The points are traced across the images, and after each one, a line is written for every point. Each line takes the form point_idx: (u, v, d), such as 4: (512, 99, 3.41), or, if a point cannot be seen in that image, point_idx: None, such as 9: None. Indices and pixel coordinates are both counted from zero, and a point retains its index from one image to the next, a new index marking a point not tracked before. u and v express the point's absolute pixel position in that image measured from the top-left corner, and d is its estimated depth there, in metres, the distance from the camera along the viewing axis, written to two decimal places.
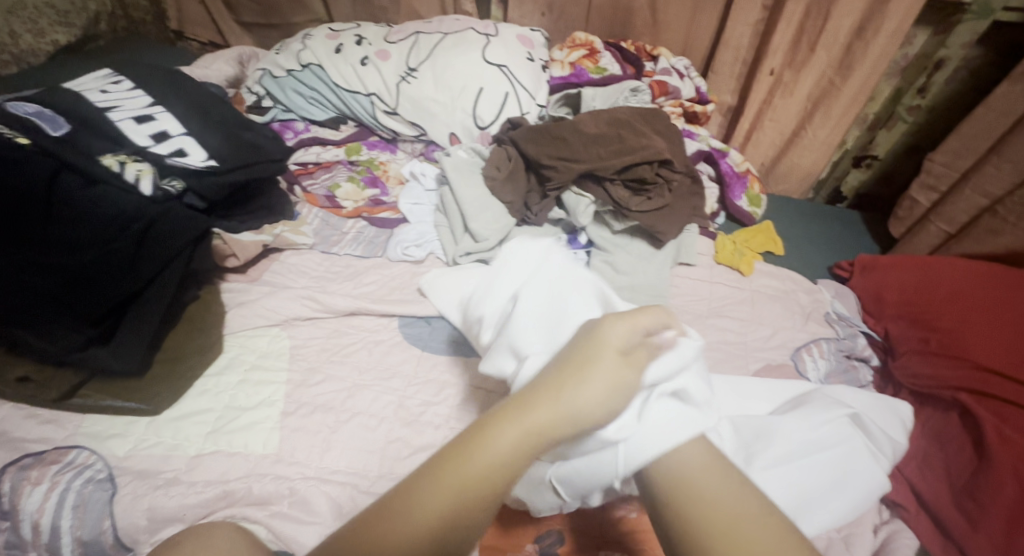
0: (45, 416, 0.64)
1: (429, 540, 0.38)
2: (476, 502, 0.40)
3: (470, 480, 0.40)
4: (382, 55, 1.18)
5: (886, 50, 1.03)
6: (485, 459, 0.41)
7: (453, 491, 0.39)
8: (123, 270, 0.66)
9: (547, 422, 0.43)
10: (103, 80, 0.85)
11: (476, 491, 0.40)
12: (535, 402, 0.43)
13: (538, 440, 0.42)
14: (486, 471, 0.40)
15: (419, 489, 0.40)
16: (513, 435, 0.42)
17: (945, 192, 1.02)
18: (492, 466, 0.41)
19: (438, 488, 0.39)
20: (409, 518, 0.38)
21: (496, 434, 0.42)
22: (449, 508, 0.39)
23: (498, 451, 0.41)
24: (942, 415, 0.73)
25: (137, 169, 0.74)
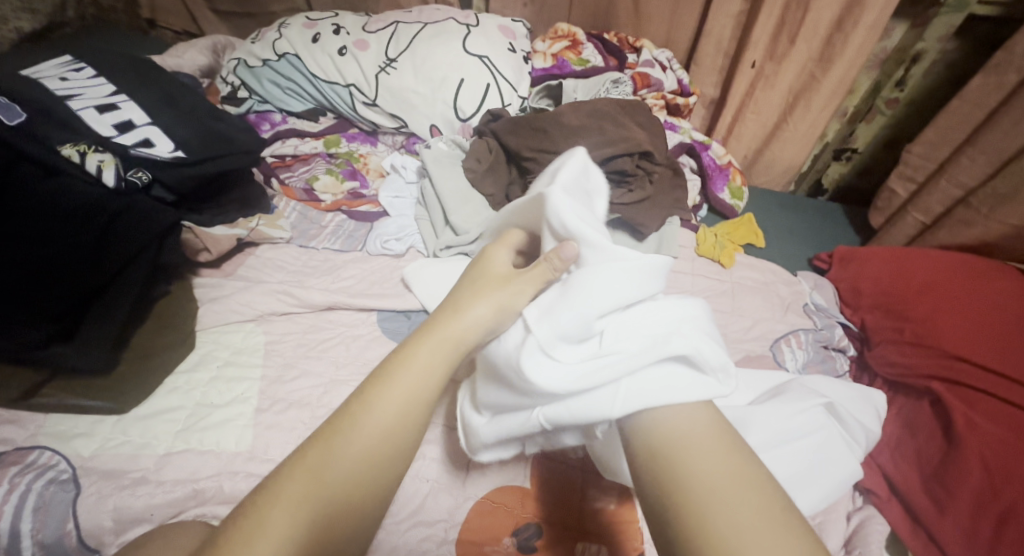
0: (6, 416, 0.62)
1: (372, 452, 0.42)
2: (396, 431, 0.43)
3: (386, 413, 0.43)
4: (361, 45, 1.16)
5: (865, 43, 1.04)
6: (398, 386, 0.44)
7: (379, 416, 0.43)
8: (85, 264, 0.64)
9: (456, 336, 0.48)
10: (63, 68, 0.82)
11: (405, 404, 0.44)
12: (440, 321, 0.49)
13: (451, 354, 0.48)
14: (401, 404, 0.44)
15: (348, 422, 0.42)
16: (429, 351, 0.47)
17: (921, 183, 1.03)
18: (408, 398, 0.44)
19: (352, 427, 0.42)
20: (349, 444, 0.41)
21: (411, 357, 0.46)
22: (382, 426, 0.42)
23: (417, 368, 0.45)
24: (915, 403, 0.74)
25: (98, 159, 0.71)
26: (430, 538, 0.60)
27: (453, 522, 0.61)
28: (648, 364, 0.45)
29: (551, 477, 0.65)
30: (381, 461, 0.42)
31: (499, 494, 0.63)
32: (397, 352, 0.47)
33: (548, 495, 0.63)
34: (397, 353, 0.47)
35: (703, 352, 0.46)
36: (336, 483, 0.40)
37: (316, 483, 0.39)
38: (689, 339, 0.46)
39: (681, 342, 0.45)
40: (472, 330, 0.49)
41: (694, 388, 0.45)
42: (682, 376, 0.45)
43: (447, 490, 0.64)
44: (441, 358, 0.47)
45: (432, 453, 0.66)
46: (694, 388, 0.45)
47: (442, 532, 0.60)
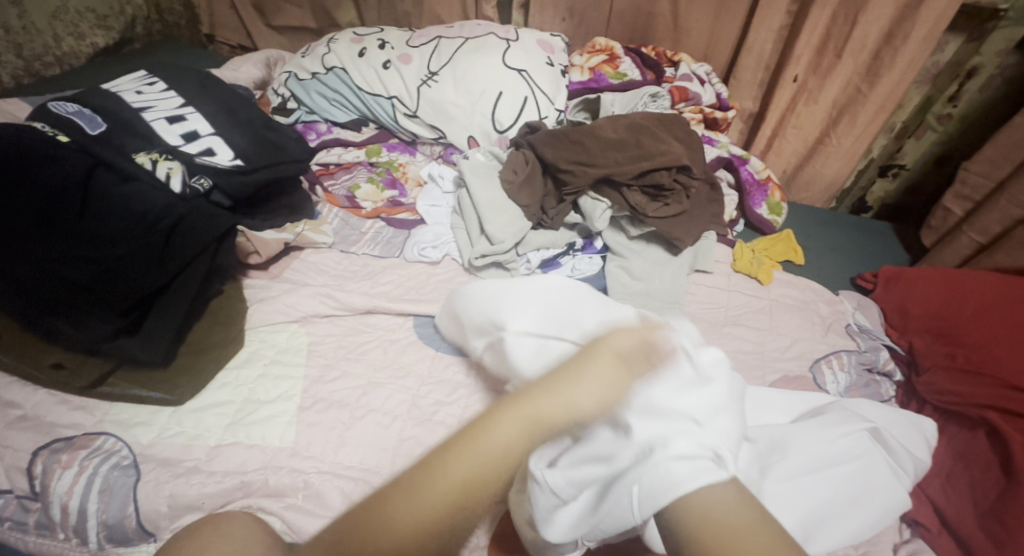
0: (75, 402, 0.66)
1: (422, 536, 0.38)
2: (464, 491, 0.40)
3: (458, 477, 0.40)
4: (405, 59, 1.20)
5: (915, 58, 1.01)
6: (478, 450, 0.41)
7: (443, 485, 0.39)
8: (150, 265, 0.68)
9: (542, 413, 0.43)
10: (139, 82, 0.88)
11: (466, 488, 0.40)
12: (532, 392, 0.44)
13: (531, 433, 0.43)
14: (476, 467, 0.40)
15: (411, 494, 0.39)
16: (508, 428, 0.42)
17: (979, 202, 1.00)
18: (482, 463, 0.41)
19: (421, 478, 0.40)
20: (388, 518, 0.38)
21: (489, 432, 0.42)
22: (436, 502, 0.39)
23: (493, 441, 0.41)
24: (967, 433, 0.71)
25: (168, 167, 0.77)
26: (462, 543, 0.61)
27: (485, 529, 0.62)
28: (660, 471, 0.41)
29: None
30: (429, 542, 0.39)
31: None
32: (477, 422, 0.43)
33: None
34: (478, 423, 0.43)
35: (713, 444, 0.41)
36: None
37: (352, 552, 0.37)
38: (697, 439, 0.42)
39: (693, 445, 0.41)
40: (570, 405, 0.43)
41: (690, 473, 0.39)
42: (697, 461, 0.41)
43: None
44: (519, 433, 0.42)
45: None
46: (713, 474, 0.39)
47: (474, 539, 0.61)
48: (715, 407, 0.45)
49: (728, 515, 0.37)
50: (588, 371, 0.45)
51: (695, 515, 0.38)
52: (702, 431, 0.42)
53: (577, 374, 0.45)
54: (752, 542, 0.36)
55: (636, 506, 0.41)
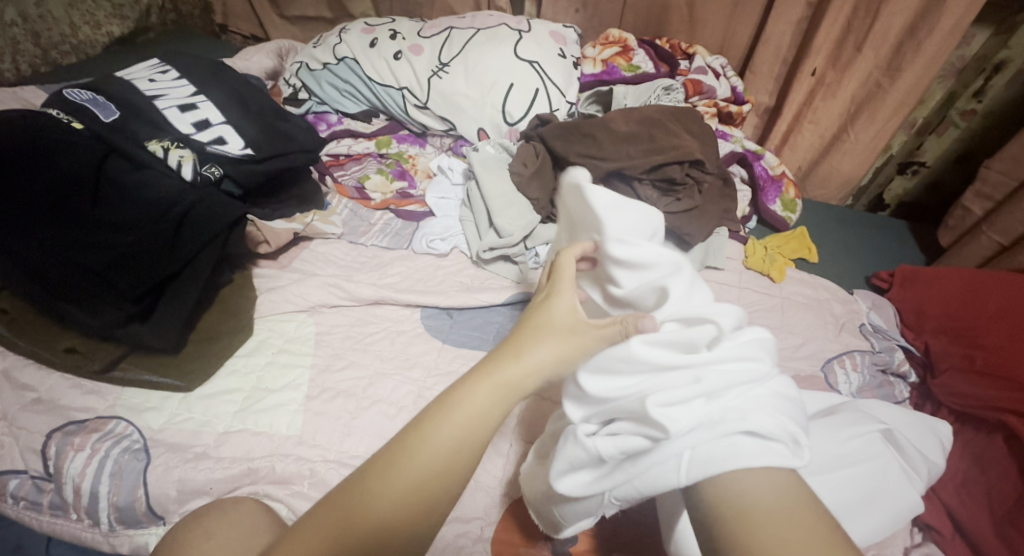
0: (88, 386, 0.67)
1: (411, 495, 0.38)
2: (443, 467, 0.39)
3: (432, 453, 0.39)
4: (415, 50, 1.19)
5: (938, 52, 0.98)
6: (451, 424, 0.40)
7: (419, 462, 0.38)
8: (162, 252, 0.69)
9: (513, 378, 0.42)
10: (152, 70, 0.89)
11: (441, 459, 0.39)
12: (498, 359, 0.43)
13: (508, 399, 0.42)
14: (449, 443, 0.39)
15: (386, 467, 0.39)
16: (483, 395, 0.41)
17: (1000, 201, 0.97)
18: (456, 436, 0.39)
19: (397, 460, 0.39)
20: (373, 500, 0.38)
21: (459, 402, 0.40)
22: (414, 478, 0.38)
23: (465, 414, 0.40)
24: (985, 437, 0.69)
25: (179, 155, 0.77)
26: (466, 534, 0.61)
27: (489, 521, 0.62)
28: (715, 440, 0.39)
29: None
30: (416, 510, 0.38)
31: None
32: (449, 391, 0.42)
33: None
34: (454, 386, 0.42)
35: (769, 422, 0.38)
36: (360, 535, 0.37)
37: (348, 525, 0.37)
38: (753, 413, 0.39)
39: (750, 420, 0.38)
40: (531, 376, 0.43)
41: (754, 454, 0.38)
42: (744, 446, 0.38)
43: (485, 489, 0.64)
44: (490, 400, 0.41)
45: None
46: (762, 455, 0.38)
47: (478, 530, 0.61)
48: (778, 401, 0.41)
49: (760, 494, 0.36)
50: (557, 335, 0.44)
51: (733, 499, 0.36)
52: (758, 409, 0.39)
53: (545, 336, 0.44)
54: (784, 530, 0.34)
55: (684, 474, 0.39)
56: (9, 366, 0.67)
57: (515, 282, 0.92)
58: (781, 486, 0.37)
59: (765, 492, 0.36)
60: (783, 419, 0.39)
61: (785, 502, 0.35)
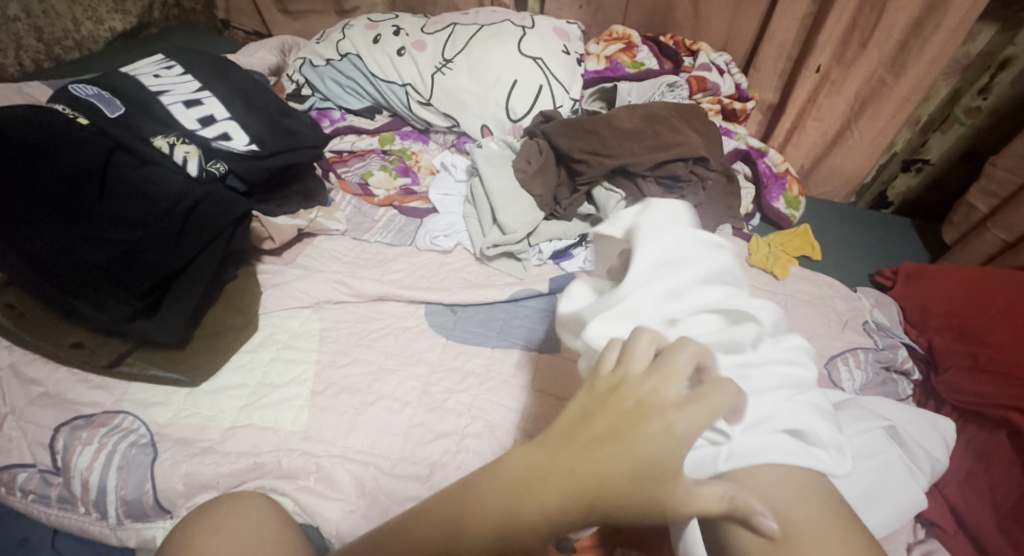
0: (95, 381, 0.68)
1: None
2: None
3: (474, 538, 0.34)
4: (419, 46, 1.19)
5: (944, 49, 0.98)
6: (502, 511, 0.34)
7: (457, 545, 0.34)
8: (167, 248, 0.69)
9: (583, 487, 0.32)
10: (157, 65, 0.89)
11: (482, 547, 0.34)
12: (579, 447, 0.34)
13: (575, 516, 0.32)
14: (494, 532, 0.34)
15: (431, 527, 0.36)
16: (544, 498, 0.33)
17: (1006, 198, 0.97)
18: (501, 529, 0.34)
19: (444, 530, 0.35)
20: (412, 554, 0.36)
21: (519, 494, 0.34)
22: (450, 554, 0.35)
23: (517, 509, 0.33)
24: (988, 434, 0.69)
25: (185, 150, 0.78)
26: None
27: None
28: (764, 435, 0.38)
29: None
30: None
31: None
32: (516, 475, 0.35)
33: None
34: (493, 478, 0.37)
35: (809, 425, 0.39)
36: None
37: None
38: (796, 411, 0.39)
39: (790, 416, 0.39)
40: (600, 490, 0.32)
41: (788, 451, 0.37)
42: (789, 447, 0.37)
43: None
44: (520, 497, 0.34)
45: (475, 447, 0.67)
46: (803, 457, 0.38)
47: None
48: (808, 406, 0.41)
49: (768, 493, 0.36)
50: (641, 443, 0.32)
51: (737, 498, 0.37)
52: (800, 408, 0.40)
53: (627, 437, 0.33)
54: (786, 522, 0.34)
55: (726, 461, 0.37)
56: (17, 361, 0.67)
57: (518, 279, 0.93)
58: (796, 486, 0.36)
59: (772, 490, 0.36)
60: (819, 424, 0.40)
61: (797, 496, 0.36)
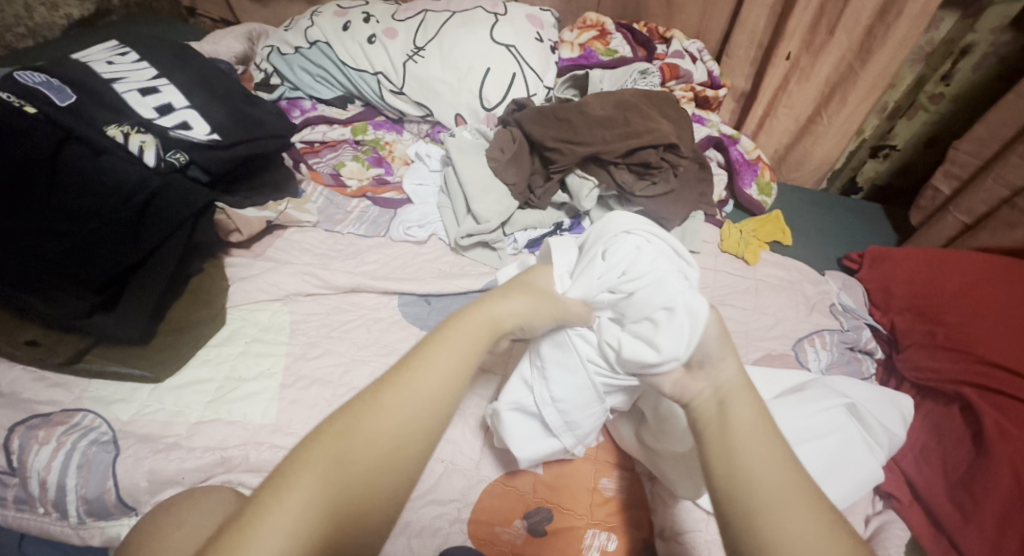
0: (53, 379, 0.66)
1: (408, 427, 0.40)
2: (439, 400, 0.42)
3: (429, 384, 0.42)
4: (390, 33, 1.17)
5: (908, 35, 1.00)
6: (446, 354, 0.44)
7: (414, 402, 0.40)
8: (124, 241, 0.67)
9: (500, 316, 0.48)
10: (110, 52, 0.85)
11: (441, 387, 0.42)
12: (489, 300, 0.49)
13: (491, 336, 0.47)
14: (445, 373, 0.43)
15: (378, 396, 0.40)
16: (468, 329, 0.46)
17: (967, 181, 1.00)
18: (449, 369, 0.43)
19: (390, 396, 0.40)
20: (361, 437, 0.38)
21: (440, 346, 0.44)
22: (414, 407, 0.40)
23: (453, 348, 0.44)
24: (942, 408, 0.72)
25: (140, 140, 0.75)
26: (443, 516, 0.61)
27: (466, 503, 0.62)
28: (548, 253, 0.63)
29: (561, 463, 0.65)
30: (407, 443, 0.39)
31: (512, 478, 0.64)
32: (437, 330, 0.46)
33: (562, 483, 0.64)
34: (407, 359, 0.44)
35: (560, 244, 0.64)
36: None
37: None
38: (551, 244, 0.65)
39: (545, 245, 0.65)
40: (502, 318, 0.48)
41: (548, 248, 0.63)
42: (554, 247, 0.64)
43: (461, 471, 0.65)
44: (461, 359, 0.44)
45: (447, 435, 0.67)
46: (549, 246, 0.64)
47: (455, 512, 0.61)
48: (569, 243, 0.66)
49: (767, 481, 0.39)
50: (533, 291, 0.51)
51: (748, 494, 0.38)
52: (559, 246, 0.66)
53: (523, 290, 0.51)
54: (780, 488, 0.38)
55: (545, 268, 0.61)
56: None
57: (493, 268, 0.93)
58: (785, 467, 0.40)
59: (770, 471, 0.39)
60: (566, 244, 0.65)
61: (780, 468, 0.40)
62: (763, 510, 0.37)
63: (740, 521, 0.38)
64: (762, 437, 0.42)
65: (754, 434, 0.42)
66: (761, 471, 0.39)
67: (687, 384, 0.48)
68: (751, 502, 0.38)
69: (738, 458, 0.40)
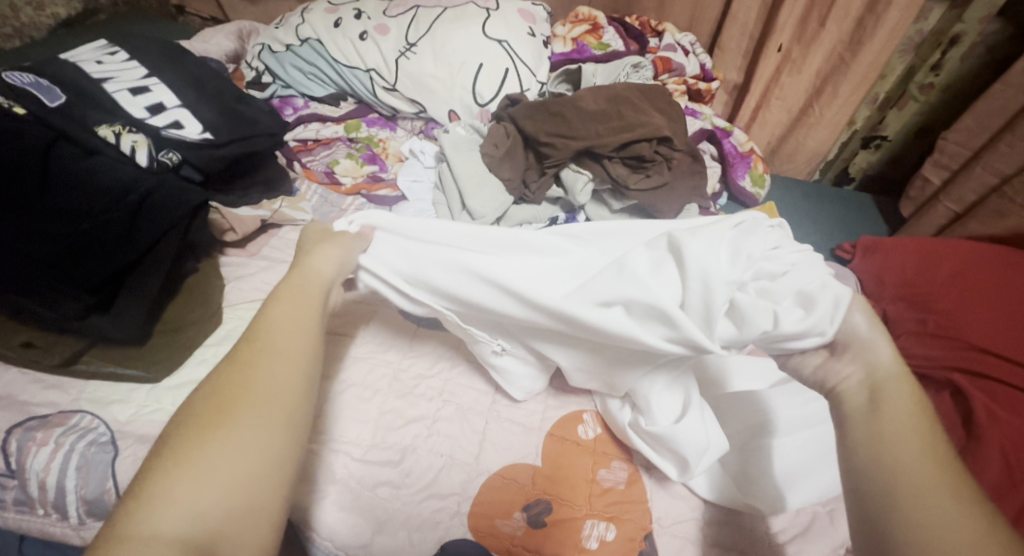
0: (49, 381, 0.66)
1: (280, 371, 0.42)
2: (304, 340, 0.45)
3: (286, 330, 0.45)
4: (382, 30, 1.16)
5: (898, 26, 1.00)
6: (287, 304, 0.47)
7: (284, 350, 0.44)
8: (118, 241, 0.67)
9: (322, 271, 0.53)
10: (99, 51, 0.85)
11: (296, 331, 0.46)
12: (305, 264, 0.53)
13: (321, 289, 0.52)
14: (296, 320, 0.46)
15: (242, 361, 0.42)
16: (298, 287, 0.50)
17: (957, 170, 1.00)
18: (296, 316, 0.47)
19: (252, 357, 0.42)
20: (242, 392, 0.40)
21: (279, 303, 0.47)
22: (282, 352, 0.43)
23: (291, 300, 0.48)
24: (933, 394, 0.72)
25: (132, 140, 0.75)
26: (443, 509, 0.61)
27: (466, 496, 0.62)
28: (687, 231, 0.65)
29: (559, 455, 0.66)
30: (290, 384, 0.42)
31: (512, 471, 0.64)
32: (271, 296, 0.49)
33: (560, 475, 0.64)
34: (251, 330, 0.45)
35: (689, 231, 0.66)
36: (228, 539, 0.34)
37: (213, 527, 0.34)
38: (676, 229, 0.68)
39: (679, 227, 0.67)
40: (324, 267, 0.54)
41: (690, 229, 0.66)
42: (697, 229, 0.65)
43: (460, 464, 0.65)
44: (302, 306, 0.48)
45: (446, 430, 0.67)
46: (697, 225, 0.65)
47: (455, 505, 0.62)
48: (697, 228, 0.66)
49: (908, 452, 0.39)
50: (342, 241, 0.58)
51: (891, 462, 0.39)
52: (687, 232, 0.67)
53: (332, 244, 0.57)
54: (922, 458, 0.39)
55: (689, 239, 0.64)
56: None
57: None
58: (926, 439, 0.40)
59: (912, 441, 0.40)
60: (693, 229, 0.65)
61: (921, 440, 0.40)
62: (904, 472, 0.38)
63: (880, 483, 0.38)
64: (912, 432, 0.40)
65: (903, 433, 0.40)
66: (905, 442, 0.40)
67: (835, 366, 0.49)
68: (891, 469, 0.38)
69: (885, 433, 0.41)
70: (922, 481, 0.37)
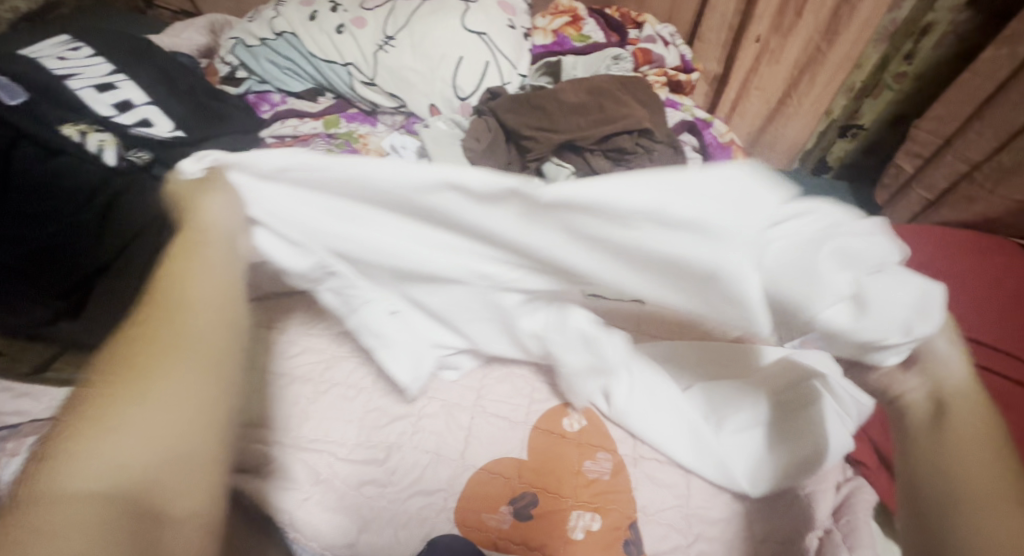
0: (21, 389, 0.64)
1: (197, 331, 0.37)
2: (223, 299, 0.39)
3: (203, 285, 0.39)
4: (359, 23, 1.14)
5: (871, 16, 1.01)
6: (202, 260, 0.40)
7: (197, 312, 0.37)
8: (86, 245, 0.66)
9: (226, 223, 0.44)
10: (61, 47, 0.82)
11: (210, 291, 0.39)
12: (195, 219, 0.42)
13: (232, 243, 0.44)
14: (210, 278, 0.39)
15: (148, 328, 0.36)
16: (210, 241, 0.42)
17: (929, 158, 1.02)
18: (209, 274, 0.40)
19: (163, 317, 0.36)
20: (149, 360, 0.34)
21: (189, 259, 0.40)
22: (193, 311, 0.37)
23: (205, 256, 0.40)
24: None
25: (99, 139, 0.73)
26: (429, 505, 0.62)
27: (452, 492, 0.63)
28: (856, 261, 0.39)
29: (545, 448, 0.66)
30: (214, 344, 0.37)
31: (497, 465, 0.64)
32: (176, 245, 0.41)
33: (545, 468, 0.64)
34: (153, 292, 0.38)
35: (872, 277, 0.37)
36: (165, 493, 0.31)
37: (140, 492, 0.31)
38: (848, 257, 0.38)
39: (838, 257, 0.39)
40: (220, 218, 0.43)
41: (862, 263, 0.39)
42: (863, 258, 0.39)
43: (446, 460, 0.65)
44: (219, 261, 0.41)
45: (431, 426, 0.67)
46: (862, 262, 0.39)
47: (441, 501, 0.62)
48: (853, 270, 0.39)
49: (971, 468, 0.34)
50: (238, 189, 0.46)
51: (950, 481, 0.34)
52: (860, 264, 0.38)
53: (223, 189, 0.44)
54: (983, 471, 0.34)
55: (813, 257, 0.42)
56: None
57: None
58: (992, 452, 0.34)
59: (977, 453, 0.34)
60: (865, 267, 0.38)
61: (983, 450, 0.34)
62: (969, 493, 0.33)
63: (940, 511, 0.33)
64: (982, 443, 0.34)
65: (977, 440, 0.35)
66: (968, 457, 0.34)
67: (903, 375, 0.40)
68: (955, 493, 0.33)
69: (943, 451, 0.35)
70: (988, 499, 0.32)
